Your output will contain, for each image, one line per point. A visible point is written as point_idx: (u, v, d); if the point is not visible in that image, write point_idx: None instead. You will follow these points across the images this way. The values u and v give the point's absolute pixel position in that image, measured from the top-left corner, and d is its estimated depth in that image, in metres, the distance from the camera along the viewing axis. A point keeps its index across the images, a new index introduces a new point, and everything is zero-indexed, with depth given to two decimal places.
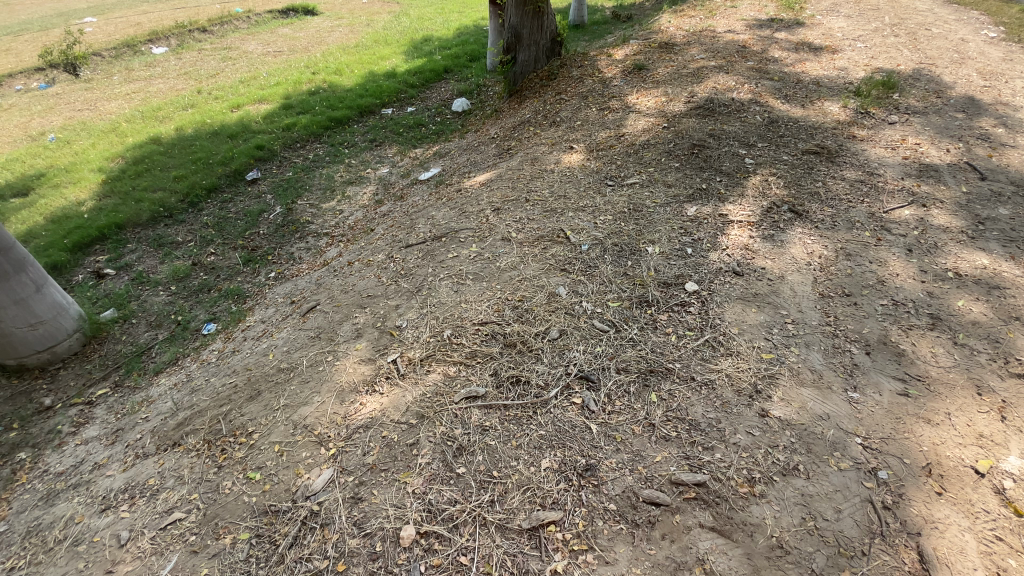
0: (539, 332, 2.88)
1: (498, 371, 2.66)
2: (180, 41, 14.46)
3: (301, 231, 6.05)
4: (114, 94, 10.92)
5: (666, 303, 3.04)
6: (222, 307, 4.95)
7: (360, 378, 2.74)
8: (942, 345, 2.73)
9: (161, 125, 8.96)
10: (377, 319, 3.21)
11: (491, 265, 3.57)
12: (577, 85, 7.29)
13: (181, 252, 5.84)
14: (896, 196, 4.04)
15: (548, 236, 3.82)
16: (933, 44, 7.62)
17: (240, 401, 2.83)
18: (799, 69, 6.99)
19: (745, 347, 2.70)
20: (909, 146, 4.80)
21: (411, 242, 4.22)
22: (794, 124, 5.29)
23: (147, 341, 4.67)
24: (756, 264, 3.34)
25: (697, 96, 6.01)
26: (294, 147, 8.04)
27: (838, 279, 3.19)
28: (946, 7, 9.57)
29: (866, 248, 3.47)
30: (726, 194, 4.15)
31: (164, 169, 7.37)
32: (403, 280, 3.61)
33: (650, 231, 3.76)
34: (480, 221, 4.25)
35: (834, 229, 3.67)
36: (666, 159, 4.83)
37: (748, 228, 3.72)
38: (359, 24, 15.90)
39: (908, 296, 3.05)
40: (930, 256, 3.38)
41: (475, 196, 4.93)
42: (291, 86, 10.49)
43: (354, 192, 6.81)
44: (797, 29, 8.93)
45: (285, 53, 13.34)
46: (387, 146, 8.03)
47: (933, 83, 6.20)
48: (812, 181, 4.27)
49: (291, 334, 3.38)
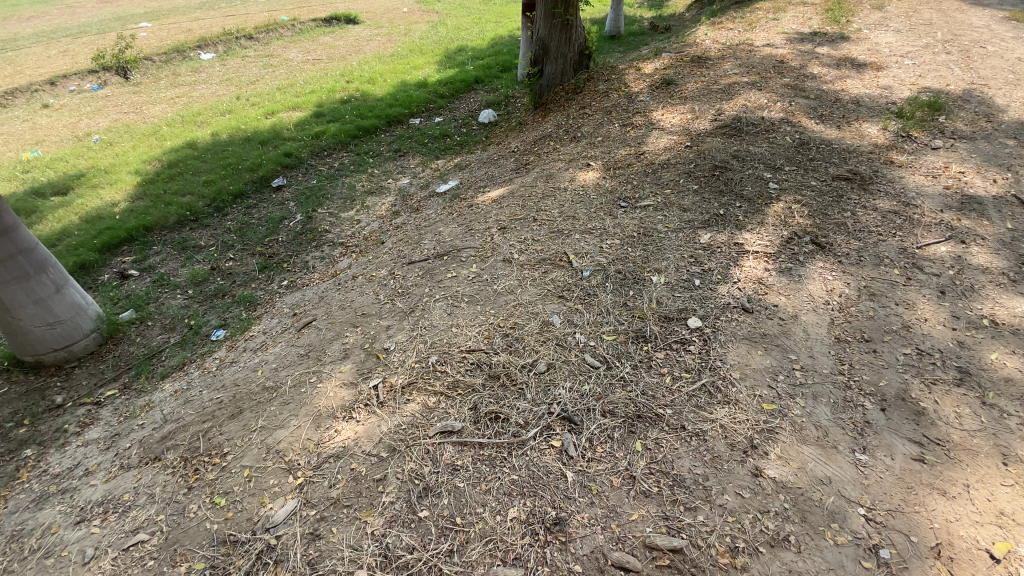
0: (526, 364, 2.75)
1: (478, 405, 2.53)
2: (226, 48, 15.09)
3: (317, 239, 6.11)
4: (159, 98, 11.45)
5: (664, 340, 2.86)
6: (233, 314, 5.03)
7: (339, 403, 2.68)
8: (968, 405, 2.46)
9: (198, 130, 9.31)
10: (367, 340, 3.15)
11: (488, 288, 3.48)
12: (602, 100, 7.14)
13: (201, 256, 6.00)
14: (932, 230, 3.74)
15: (550, 260, 3.70)
16: (988, 63, 7.12)
17: (222, 419, 2.82)
18: (838, 87, 6.64)
19: (745, 395, 2.50)
20: (952, 174, 4.44)
21: (414, 258, 4.17)
22: (826, 147, 4.99)
23: (158, 344, 4.78)
24: (768, 300, 3.12)
25: (725, 114, 5.78)
26: (320, 155, 8.19)
27: (858, 322, 2.93)
28: (1007, 22, 8.95)
29: (892, 288, 3.20)
30: (744, 221, 3.93)
31: (196, 173, 7.64)
32: (399, 299, 3.55)
33: (658, 258, 3.58)
34: (485, 239, 4.17)
35: (858, 266, 3.40)
36: (684, 181, 4.62)
37: (763, 260, 3.49)
38: (397, 33, 16.20)
39: (935, 344, 2.77)
40: (964, 301, 3.08)
41: (485, 212, 4.85)
42: (325, 94, 10.74)
43: (373, 201, 6.86)
44: (840, 43, 8.52)
45: (323, 60, 13.71)
46: (411, 156, 8.08)
47: (985, 106, 5.76)
48: (839, 210, 3.99)
49: (283, 349, 3.36)
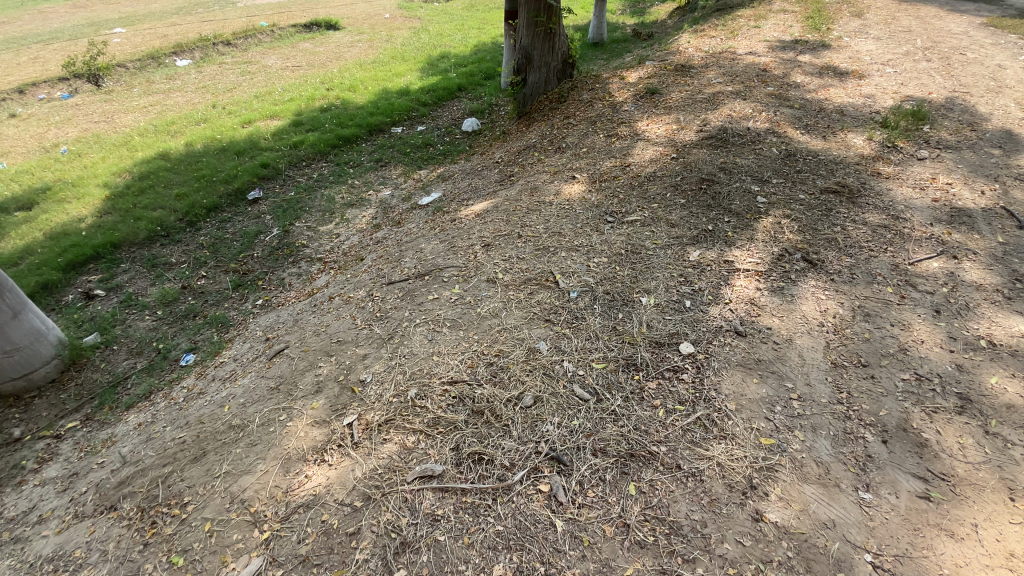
0: (512, 398, 2.59)
1: (460, 445, 2.37)
2: (203, 54, 14.77)
3: (294, 255, 5.89)
4: (132, 106, 11.11)
5: (656, 368, 2.72)
6: (204, 336, 4.79)
7: (311, 444, 2.50)
8: (971, 434, 2.36)
9: (172, 140, 9.01)
10: (342, 371, 2.96)
11: (472, 311, 3.31)
12: (586, 109, 7.05)
13: (172, 273, 5.74)
14: (923, 245, 3.68)
15: (536, 280, 3.55)
16: (968, 71, 7.18)
17: (183, 463, 2.63)
18: (822, 96, 6.62)
19: (742, 429, 2.37)
20: (939, 186, 4.41)
21: (394, 278, 3.98)
22: (813, 158, 4.93)
23: (124, 370, 4.53)
24: (761, 323, 3.01)
25: (710, 125, 5.71)
26: (298, 165, 7.96)
27: (854, 346, 2.84)
28: (984, 29, 9.07)
29: (886, 308, 3.11)
30: (734, 238, 3.83)
31: (168, 185, 7.36)
32: (377, 324, 3.36)
33: (647, 278, 3.46)
34: (468, 257, 4.00)
35: (851, 284, 3.31)
36: (671, 194, 4.52)
37: (755, 279, 3.39)
38: (379, 39, 16.01)
39: (933, 369, 2.68)
40: (960, 320, 3.01)
41: (468, 227, 4.69)
42: (304, 102, 10.49)
43: (353, 214, 6.66)
44: (822, 51, 8.56)
45: (302, 67, 13.45)
46: (392, 166, 7.89)
47: (967, 114, 5.77)
48: (829, 225, 3.92)
49: (253, 381, 3.16)
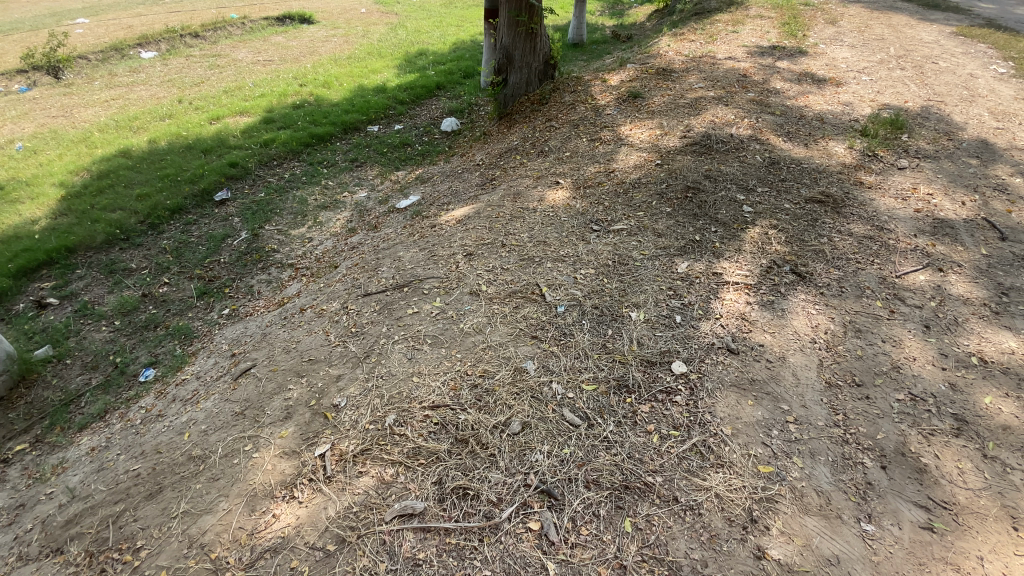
0: (498, 424, 2.43)
1: (443, 479, 2.20)
2: (170, 47, 14.15)
3: (264, 260, 5.61)
4: (92, 100, 10.52)
5: (648, 389, 2.60)
6: (166, 349, 4.50)
7: (279, 479, 2.30)
8: (969, 458, 2.32)
9: (134, 136, 8.55)
10: (313, 394, 2.75)
11: (453, 327, 3.14)
12: (568, 112, 6.93)
13: (132, 280, 5.39)
14: (909, 257, 3.67)
15: (521, 293, 3.40)
16: (941, 80, 7.32)
17: (137, 500, 2.40)
18: (802, 103, 6.65)
19: (739, 456, 2.27)
20: (921, 196, 4.42)
21: (371, 289, 3.77)
22: (796, 166, 4.91)
23: (78, 387, 4.20)
24: (753, 339, 2.92)
25: (694, 130, 5.65)
26: (269, 165, 7.63)
27: (847, 364, 2.77)
28: (953, 39, 9.30)
29: (877, 323, 3.07)
30: (722, 249, 3.75)
31: (128, 185, 6.95)
32: (352, 341, 3.16)
33: (635, 291, 3.35)
34: (449, 267, 3.82)
35: (841, 298, 3.26)
36: (657, 202, 4.43)
37: (745, 292, 3.31)
38: (355, 35, 15.62)
39: (927, 389, 2.65)
40: (950, 336, 2.99)
41: (449, 234, 4.51)
42: (276, 98, 10.11)
43: (327, 217, 6.39)
44: (800, 57, 8.63)
45: (274, 62, 13.00)
46: (369, 167, 7.64)
47: (943, 123, 5.86)
48: (815, 235, 3.88)
49: (215, 405, 2.93)
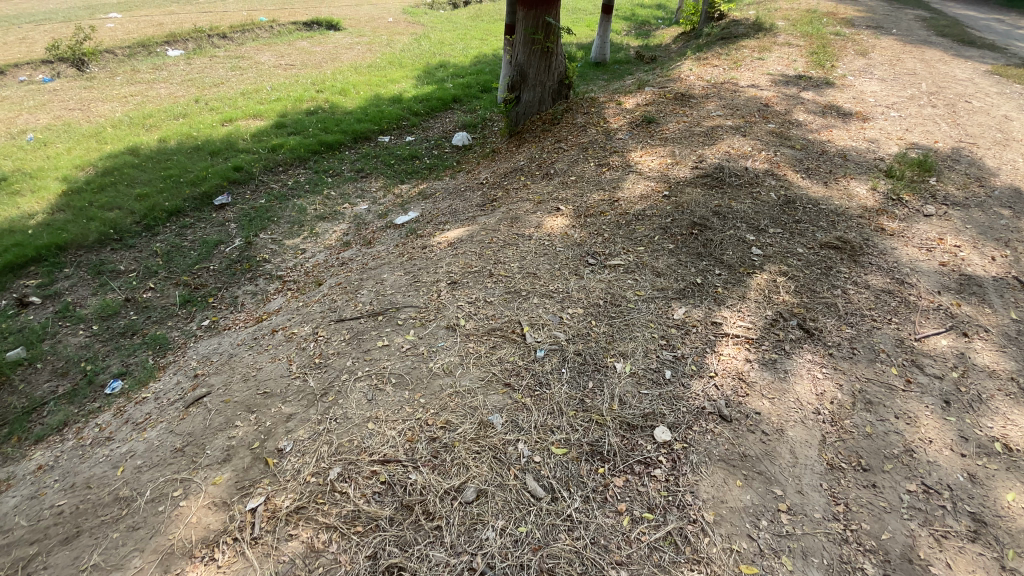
0: (450, 488, 2.18)
1: (378, 553, 1.96)
2: (196, 46, 14.38)
3: (253, 270, 5.46)
4: (112, 95, 10.65)
5: (624, 458, 2.32)
6: (138, 360, 4.35)
7: (201, 535, 2.10)
8: (986, 570, 2.00)
9: (145, 134, 8.57)
10: (258, 434, 2.54)
11: (422, 365, 2.89)
12: (579, 133, 6.72)
13: (117, 283, 5.28)
14: (931, 317, 3.34)
15: (501, 331, 3.15)
16: (974, 120, 6.97)
17: (51, 545, 2.24)
18: (825, 137, 6.35)
19: (719, 550, 1.98)
20: (947, 248, 4.09)
21: (345, 314, 3.54)
22: (813, 207, 4.60)
23: (43, 394, 4.05)
24: (749, 406, 2.62)
25: (706, 161, 5.39)
26: (274, 171, 7.54)
27: (854, 443, 2.47)
28: (989, 77, 8.91)
29: (890, 394, 2.75)
30: (724, 295, 3.46)
31: (131, 184, 6.91)
32: (313, 374, 2.92)
33: (625, 337, 3.07)
34: (430, 296, 3.59)
35: (851, 361, 2.94)
36: (659, 237, 4.16)
37: (744, 347, 3.01)
38: (378, 43, 15.71)
39: (942, 479, 2.33)
40: (971, 416, 2.66)
41: (437, 258, 4.28)
42: (291, 103, 10.10)
43: (324, 228, 6.24)
44: (826, 89, 8.33)
45: (295, 66, 13.07)
46: (374, 178, 7.50)
47: (974, 168, 5.52)
48: (828, 285, 3.57)
49: (159, 437, 2.75)
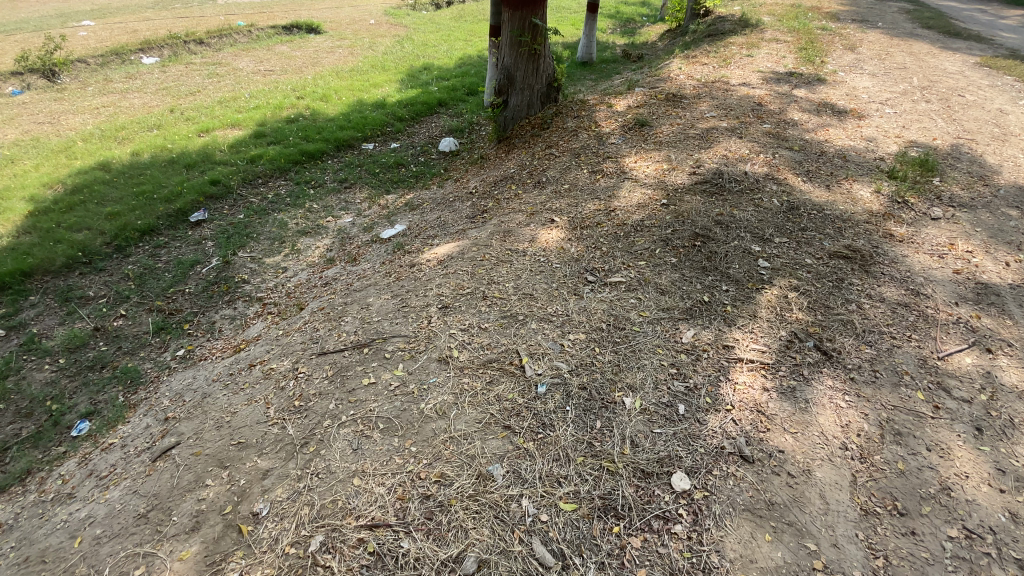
0: (447, 558, 1.94)
1: None
2: (173, 53, 13.95)
3: (232, 292, 5.16)
4: (83, 107, 10.23)
5: (640, 513, 2.10)
6: (107, 397, 4.04)
7: None
8: None
9: (118, 147, 8.21)
10: (231, 496, 2.29)
11: (413, 406, 2.63)
12: (570, 138, 6.49)
13: (86, 311, 4.96)
14: (951, 331, 3.16)
15: (497, 363, 2.91)
16: (969, 114, 6.86)
17: None
18: (822, 137, 6.18)
19: None
20: (960, 254, 3.92)
21: (329, 346, 3.27)
22: (818, 213, 4.42)
23: (3, 439, 3.72)
24: (771, 443, 2.41)
25: (704, 166, 5.19)
26: (253, 183, 7.22)
27: (886, 483, 2.26)
28: (979, 69, 8.83)
29: (918, 423, 2.55)
30: (734, 314, 3.25)
31: (102, 202, 6.56)
32: (293, 420, 2.66)
33: (632, 366, 2.84)
34: (420, 323, 3.33)
35: (874, 387, 2.74)
36: (661, 250, 3.94)
37: (760, 374, 2.80)
38: (360, 46, 15.38)
39: (983, 522, 2.13)
40: (1006, 444, 2.46)
41: (427, 277, 4.02)
42: (270, 111, 9.76)
43: (306, 244, 5.95)
44: (818, 86, 8.18)
45: (275, 72, 12.70)
46: (358, 189, 7.22)
47: (976, 166, 5.38)
48: (841, 300, 3.37)
49: (122, 499, 2.50)
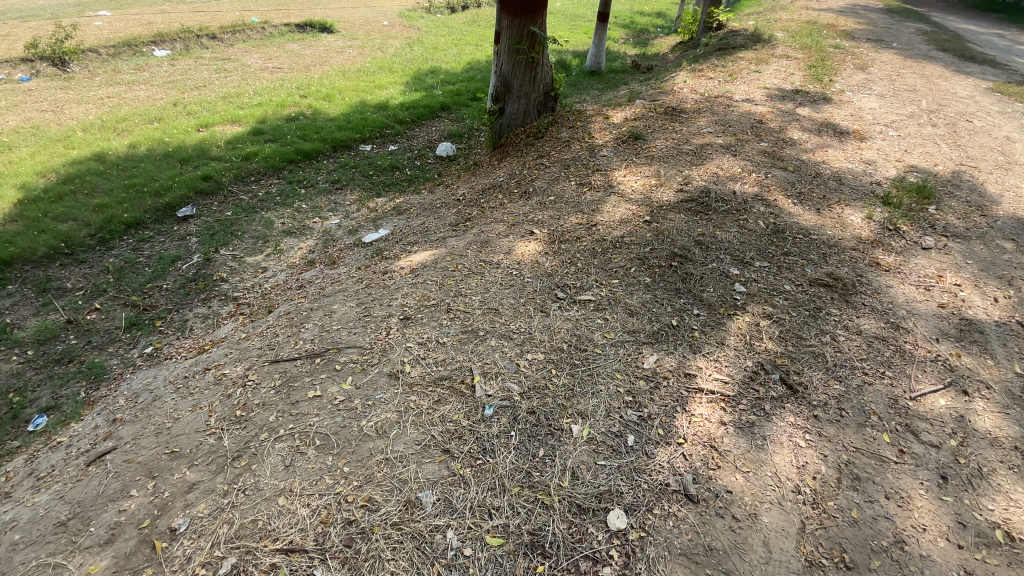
0: None
1: None
2: (184, 46, 14.08)
3: (208, 291, 5.12)
4: (89, 97, 10.32)
5: (569, 552, 2.01)
6: (69, 392, 3.99)
7: None
8: None
9: (115, 139, 8.24)
10: (151, 509, 2.24)
11: (354, 424, 2.54)
12: (563, 149, 6.41)
13: (62, 302, 4.94)
14: (928, 369, 3.01)
15: (449, 381, 2.80)
16: (975, 141, 6.68)
17: None
18: (819, 158, 6.04)
19: None
20: (947, 287, 3.77)
21: (283, 354, 3.19)
22: (804, 237, 4.28)
23: None
24: (720, 482, 2.29)
25: (692, 183, 5.08)
26: (245, 180, 7.20)
27: (837, 533, 2.14)
28: (990, 94, 8.63)
29: (880, 468, 2.41)
30: (701, 340, 3.14)
31: (92, 193, 6.57)
32: (230, 431, 2.60)
33: (586, 391, 2.74)
34: (378, 335, 3.24)
35: (838, 426, 2.61)
36: (636, 269, 3.84)
37: (719, 407, 2.68)
38: (370, 47, 15.43)
39: None
40: (971, 495, 2.33)
41: (396, 286, 3.94)
42: (271, 108, 9.77)
43: (289, 244, 5.91)
44: (823, 105, 8.03)
45: (282, 70, 12.75)
46: (349, 191, 7.18)
47: (976, 195, 5.21)
48: (815, 331, 3.25)
49: (48, 504, 2.46)
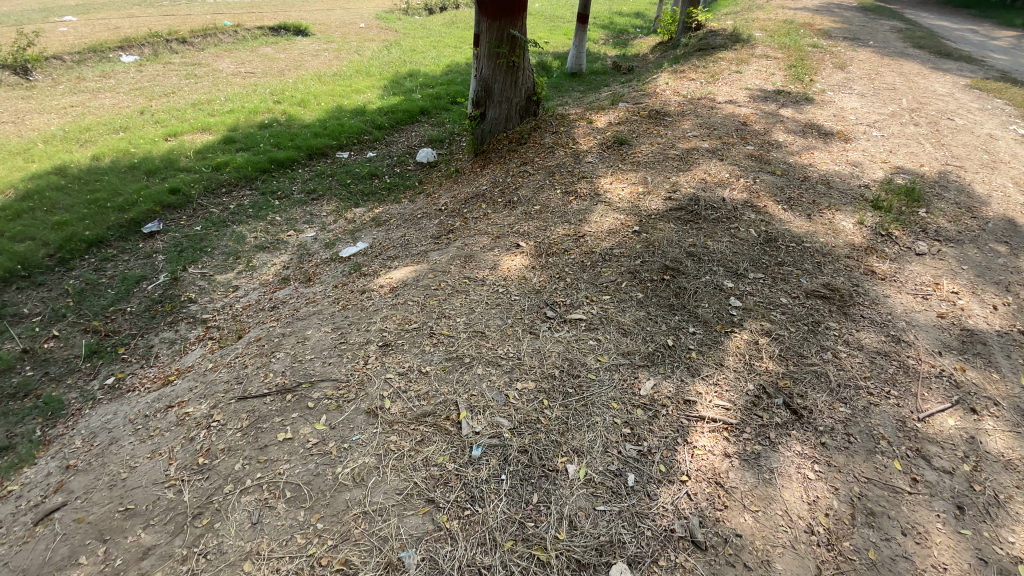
0: None
1: None
2: (153, 51, 13.59)
3: (176, 313, 4.82)
4: (51, 106, 9.85)
5: None
6: (24, 431, 3.65)
7: None
8: None
9: (77, 150, 7.84)
10: None
11: (329, 471, 2.32)
12: (546, 155, 6.24)
13: (16, 330, 4.59)
14: (934, 386, 2.89)
15: (432, 417, 2.59)
16: (958, 139, 6.68)
17: None
18: (806, 160, 5.96)
19: None
20: (944, 295, 3.68)
21: (252, 389, 2.94)
22: (796, 245, 4.16)
23: None
24: (728, 525, 2.12)
25: (680, 190, 4.94)
26: (216, 192, 6.88)
27: None
28: (969, 91, 8.69)
29: (894, 500, 2.27)
30: (699, 362, 2.98)
31: (51, 210, 6.19)
32: (191, 483, 2.36)
33: (581, 425, 2.55)
34: (355, 365, 3.02)
35: (847, 454, 2.47)
36: (627, 284, 3.67)
37: (722, 437, 2.52)
38: (347, 50, 15.07)
39: None
40: (990, 527, 2.20)
41: (374, 308, 3.71)
42: (244, 115, 9.42)
43: (263, 260, 5.63)
44: (805, 105, 7.99)
45: (256, 75, 12.37)
46: (326, 201, 6.90)
47: (964, 196, 5.17)
48: (816, 348, 3.11)
49: None
